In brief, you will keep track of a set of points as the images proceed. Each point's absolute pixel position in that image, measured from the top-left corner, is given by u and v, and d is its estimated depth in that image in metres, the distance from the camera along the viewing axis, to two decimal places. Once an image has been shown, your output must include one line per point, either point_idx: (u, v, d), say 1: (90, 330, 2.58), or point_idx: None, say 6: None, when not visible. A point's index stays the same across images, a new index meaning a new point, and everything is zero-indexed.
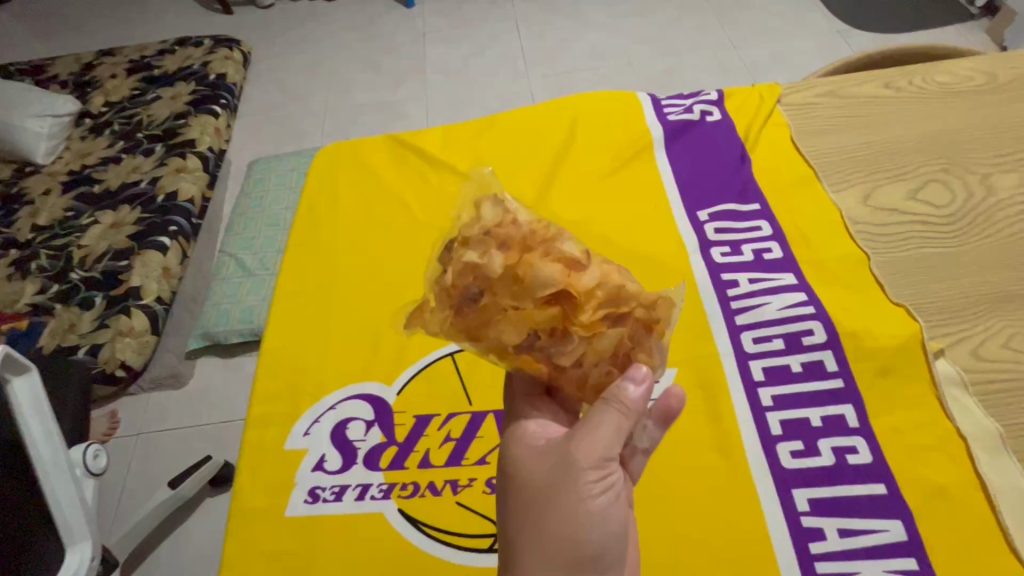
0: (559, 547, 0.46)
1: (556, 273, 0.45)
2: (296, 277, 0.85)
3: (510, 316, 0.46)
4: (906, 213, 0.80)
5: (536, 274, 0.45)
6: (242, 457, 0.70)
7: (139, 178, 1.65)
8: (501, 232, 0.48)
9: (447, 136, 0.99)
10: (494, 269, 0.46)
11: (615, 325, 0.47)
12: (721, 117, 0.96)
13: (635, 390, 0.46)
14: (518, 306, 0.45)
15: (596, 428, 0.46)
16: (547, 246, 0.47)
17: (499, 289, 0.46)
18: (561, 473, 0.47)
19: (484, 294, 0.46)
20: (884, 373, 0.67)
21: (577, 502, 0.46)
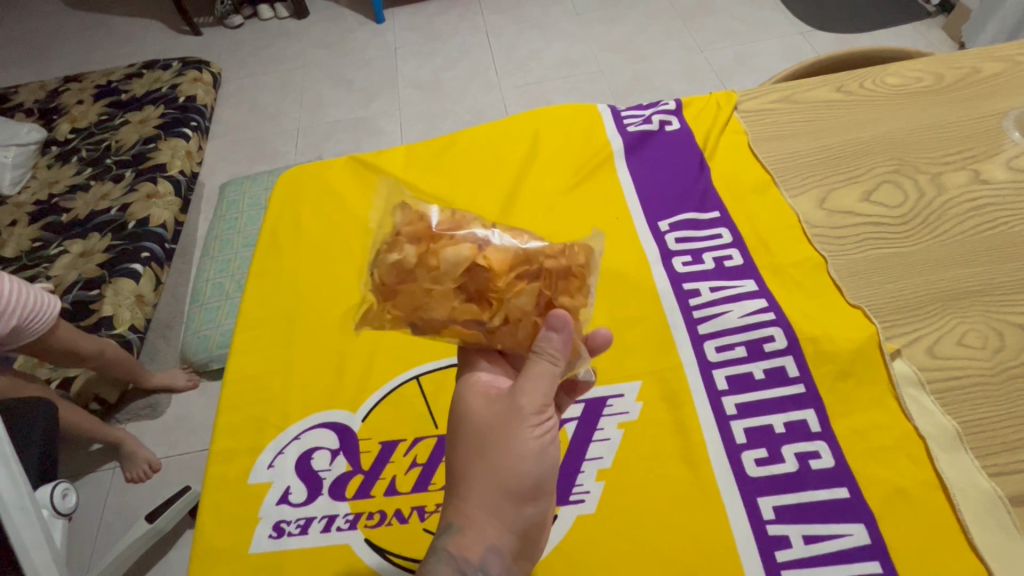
0: (505, 482, 0.50)
1: (462, 252, 0.51)
2: (258, 306, 0.84)
3: (435, 296, 0.51)
4: (860, 215, 0.82)
5: (445, 257, 0.50)
6: (205, 494, 0.68)
7: (108, 204, 1.62)
8: (413, 227, 0.54)
9: (408, 155, 0.99)
10: (410, 260, 0.52)
11: (530, 281, 0.52)
12: (680, 126, 0.97)
13: (558, 338, 0.50)
14: (440, 287, 0.51)
15: (535, 380, 0.51)
16: (456, 231, 0.53)
17: (422, 278, 0.51)
18: (504, 421, 0.51)
19: (411, 284, 0.51)
20: (843, 376, 0.68)
21: (520, 447, 0.51)
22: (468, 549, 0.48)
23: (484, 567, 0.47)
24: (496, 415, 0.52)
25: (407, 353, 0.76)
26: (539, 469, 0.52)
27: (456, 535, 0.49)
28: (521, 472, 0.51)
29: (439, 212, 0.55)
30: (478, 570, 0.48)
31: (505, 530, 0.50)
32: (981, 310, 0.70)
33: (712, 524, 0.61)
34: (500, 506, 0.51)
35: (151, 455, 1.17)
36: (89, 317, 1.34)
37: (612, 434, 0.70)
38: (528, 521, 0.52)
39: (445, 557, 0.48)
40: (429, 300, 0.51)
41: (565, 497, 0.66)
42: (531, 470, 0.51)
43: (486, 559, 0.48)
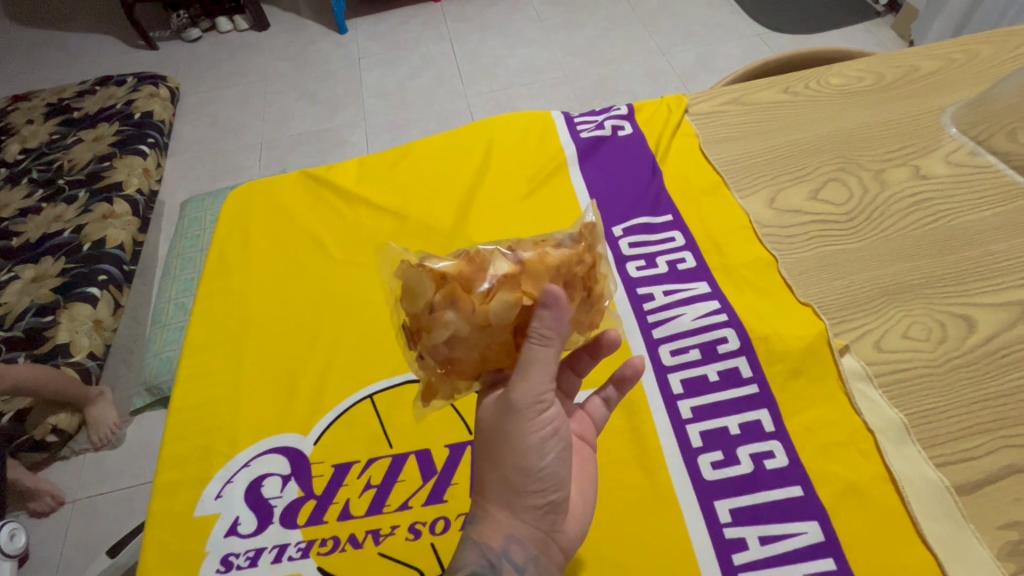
0: (512, 476, 0.49)
1: (508, 299, 0.49)
2: (206, 329, 0.81)
3: (497, 348, 0.51)
4: (809, 214, 0.83)
5: (496, 312, 0.48)
6: (149, 529, 0.65)
7: (61, 226, 1.55)
8: (443, 291, 0.49)
9: (362, 168, 0.98)
10: (462, 329, 0.49)
11: (570, 293, 0.53)
12: (632, 131, 0.98)
13: (551, 315, 0.46)
14: (499, 340, 0.50)
15: (527, 370, 0.47)
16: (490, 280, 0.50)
17: (481, 341, 0.50)
18: (502, 415, 0.49)
19: (472, 350, 0.50)
20: (795, 374, 0.68)
21: (519, 438, 0.48)
22: (488, 537, 0.49)
23: (505, 554, 0.48)
24: (498, 409, 0.50)
25: (361, 372, 0.74)
26: (545, 457, 0.49)
27: (476, 524, 0.51)
28: (525, 461, 0.48)
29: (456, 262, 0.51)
30: (501, 558, 0.49)
31: (523, 519, 0.49)
32: (924, 302, 0.72)
33: (669, 530, 0.61)
34: (516, 500, 0.49)
35: (55, 487, 1.14)
36: (42, 346, 1.28)
37: None
38: (546, 508, 0.50)
39: (469, 545, 0.50)
40: (491, 355, 0.51)
41: None
42: (536, 457, 0.48)
43: (506, 546, 0.49)
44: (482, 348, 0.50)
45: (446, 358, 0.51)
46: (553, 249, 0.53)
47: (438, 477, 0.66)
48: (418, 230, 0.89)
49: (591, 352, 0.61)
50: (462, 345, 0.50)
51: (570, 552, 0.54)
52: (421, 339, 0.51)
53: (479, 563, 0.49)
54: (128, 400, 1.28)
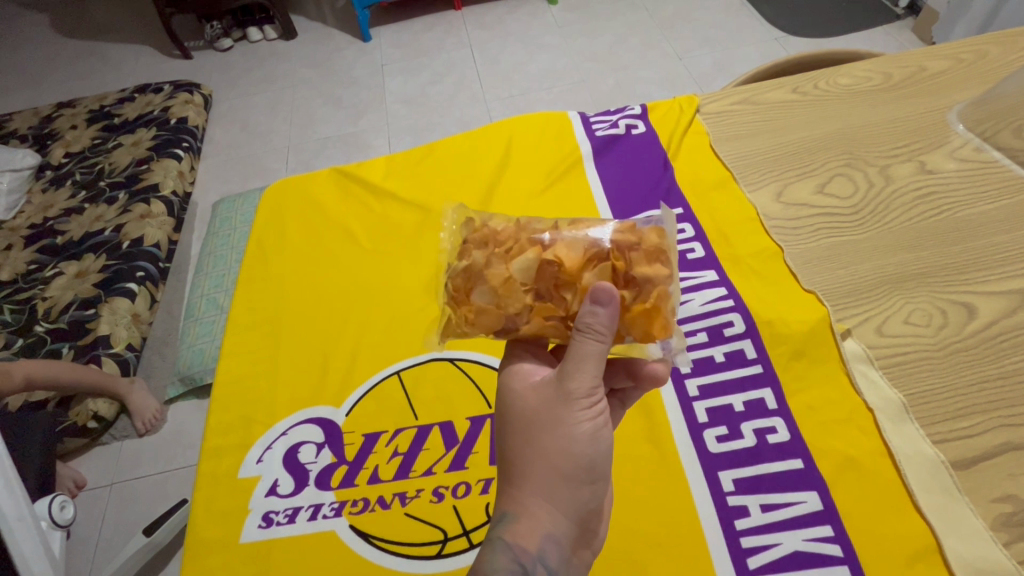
0: (559, 469, 0.47)
1: (531, 254, 0.50)
2: (247, 312, 0.88)
3: (510, 296, 0.50)
4: (815, 207, 0.87)
5: (514, 259, 0.50)
6: (196, 490, 0.72)
7: (102, 225, 1.66)
8: (479, 235, 0.54)
9: (389, 166, 1.04)
10: (481, 267, 0.51)
11: (600, 265, 0.49)
12: (645, 129, 1.02)
13: (604, 313, 0.45)
14: (511, 286, 0.50)
15: (578, 360, 0.46)
16: (521, 235, 0.53)
17: (491, 280, 0.50)
18: (553, 404, 0.47)
19: (485, 289, 0.50)
20: (798, 355, 0.72)
21: (573, 432, 0.47)
22: (524, 539, 0.45)
23: (543, 557, 0.45)
24: (544, 398, 0.48)
25: (389, 351, 0.80)
26: (594, 451, 0.48)
27: (509, 524, 0.46)
28: (575, 455, 0.47)
29: (501, 221, 0.55)
30: (536, 561, 0.46)
31: (563, 518, 0.47)
32: (925, 291, 0.75)
33: (676, 498, 0.65)
34: (558, 495, 0.47)
35: (77, 472, 1.21)
36: (85, 336, 1.38)
37: None
38: (584, 506, 0.49)
39: (500, 548, 0.46)
40: (502, 301, 0.50)
41: None
42: (585, 452, 0.47)
43: (544, 548, 0.46)
44: (495, 290, 0.50)
45: (458, 294, 0.52)
46: (598, 226, 0.52)
47: (460, 446, 0.71)
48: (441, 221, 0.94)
49: (629, 371, 0.56)
50: (475, 283, 0.51)
51: (590, 554, 0.54)
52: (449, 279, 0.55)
53: (510, 568, 0.45)
54: (164, 390, 1.36)
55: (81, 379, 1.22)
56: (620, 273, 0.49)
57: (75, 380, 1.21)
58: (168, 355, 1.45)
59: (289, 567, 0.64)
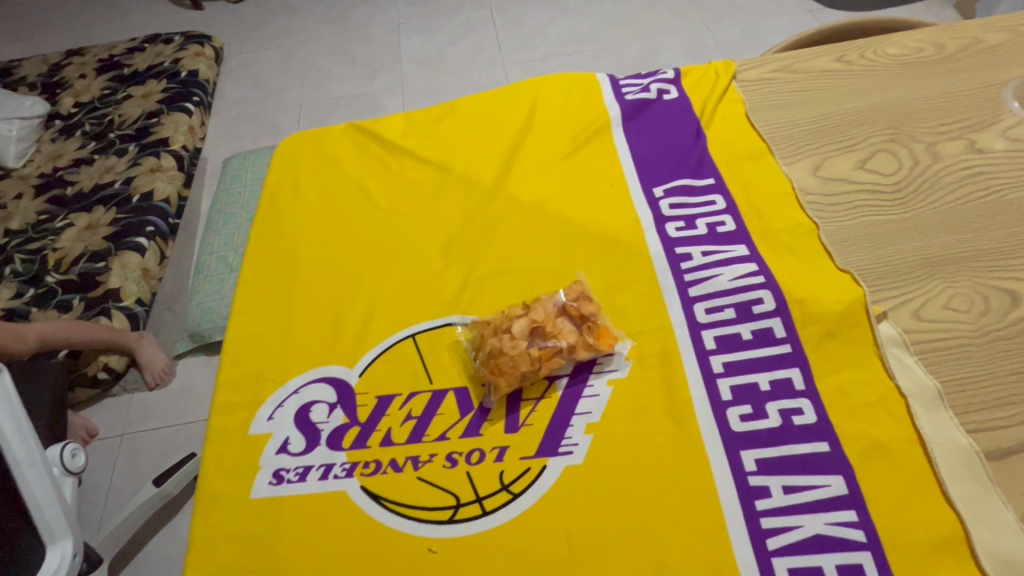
0: None
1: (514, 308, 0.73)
2: (259, 268, 0.86)
3: (508, 337, 0.70)
4: (854, 182, 0.83)
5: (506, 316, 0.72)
6: (208, 444, 0.71)
7: (112, 177, 1.63)
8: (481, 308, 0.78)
9: (408, 123, 1.01)
10: (485, 326, 0.72)
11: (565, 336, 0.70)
12: (677, 95, 0.97)
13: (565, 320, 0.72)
14: (506, 330, 0.70)
15: None
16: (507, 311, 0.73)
17: (495, 332, 0.71)
18: None
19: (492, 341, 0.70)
20: (829, 337, 0.69)
21: None
22: None
23: None
24: None
25: (403, 313, 0.78)
26: None
27: None
28: None
29: (489, 308, 0.77)
30: None
31: None
32: (968, 276, 0.71)
33: (696, 475, 0.62)
34: None
35: (88, 422, 1.22)
36: (96, 288, 1.37)
37: (602, 390, 0.69)
38: None
39: None
40: (504, 344, 0.69)
41: (554, 449, 0.66)
42: None
43: None
44: (499, 338, 0.70)
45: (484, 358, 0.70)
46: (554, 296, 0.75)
47: (475, 413, 0.69)
48: (460, 182, 0.91)
49: None
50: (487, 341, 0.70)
51: None
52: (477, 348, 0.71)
53: None
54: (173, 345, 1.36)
55: (96, 334, 1.22)
56: (576, 321, 0.71)
57: (92, 335, 1.21)
58: (178, 311, 1.44)
59: (300, 524, 0.64)
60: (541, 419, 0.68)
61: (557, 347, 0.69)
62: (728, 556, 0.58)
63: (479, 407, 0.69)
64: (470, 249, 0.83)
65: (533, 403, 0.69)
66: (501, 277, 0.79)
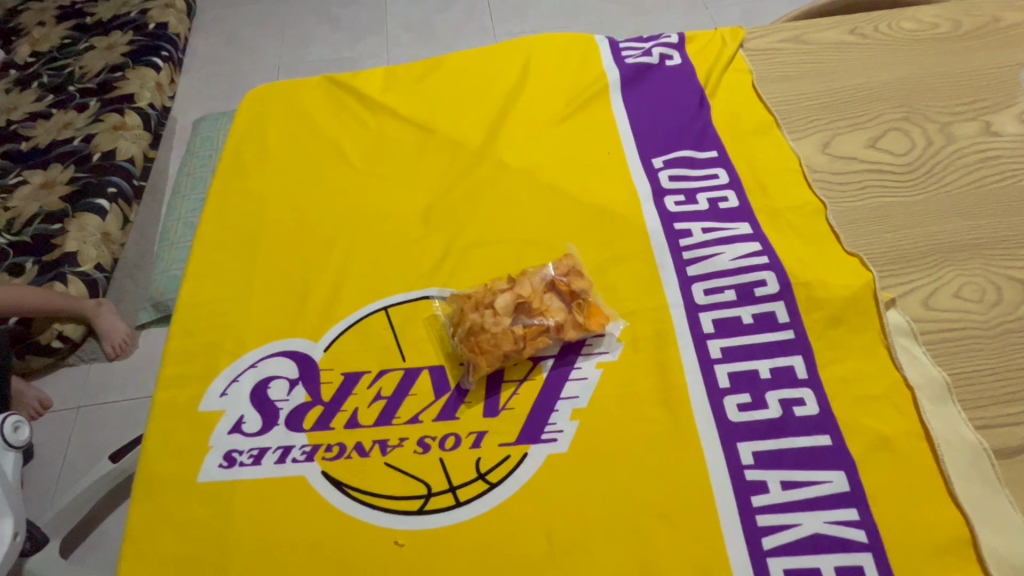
0: None
1: (499, 282, 0.67)
2: (217, 229, 0.78)
3: (490, 313, 0.63)
4: (864, 161, 0.78)
5: (489, 290, 0.65)
6: (151, 421, 0.63)
7: (71, 133, 1.50)
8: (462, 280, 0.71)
9: (388, 78, 0.92)
10: (466, 300, 0.66)
11: (553, 313, 0.64)
12: (681, 61, 0.90)
13: (553, 297, 0.66)
14: (489, 306, 0.64)
15: None
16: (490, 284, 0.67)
17: (476, 307, 0.64)
18: None
19: (473, 318, 0.63)
20: (835, 323, 0.64)
21: None
22: None
23: None
24: None
25: (375, 283, 0.71)
26: None
27: None
28: None
29: (471, 282, 0.70)
30: None
31: None
32: (980, 263, 0.68)
33: (690, 468, 0.57)
34: None
35: (42, 392, 1.13)
36: (52, 251, 1.26)
37: (590, 373, 0.63)
38: None
39: None
40: (486, 321, 0.63)
41: (536, 436, 0.60)
42: None
43: None
44: (481, 315, 0.64)
45: (463, 335, 0.63)
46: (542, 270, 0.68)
47: (451, 394, 0.63)
48: (444, 144, 0.83)
49: None
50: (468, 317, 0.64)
51: None
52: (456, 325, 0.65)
53: None
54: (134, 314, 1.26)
55: (48, 300, 1.12)
56: (566, 297, 0.65)
57: (44, 300, 1.11)
58: (141, 280, 1.33)
59: (252, 512, 0.58)
60: (523, 403, 0.62)
61: (543, 325, 0.63)
62: (721, 556, 0.54)
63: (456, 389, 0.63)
64: (451, 217, 0.76)
65: (515, 385, 0.63)
66: (485, 248, 0.73)
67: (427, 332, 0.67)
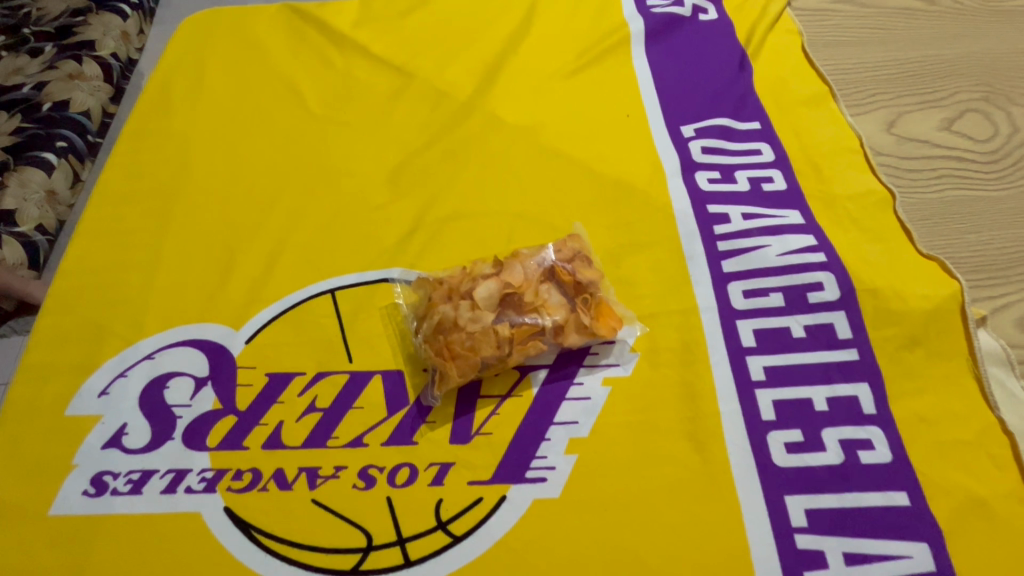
0: None
1: (482, 265, 0.51)
2: (128, 179, 0.61)
3: (467, 307, 0.48)
4: (937, 146, 0.63)
5: (469, 276, 0.49)
6: (2, 426, 0.47)
7: (19, 81, 0.79)
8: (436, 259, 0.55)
9: (363, 11, 0.74)
10: (436, 286, 0.50)
11: (551, 312, 0.48)
12: (717, 16, 0.75)
13: (552, 289, 0.50)
14: (466, 296, 0.48)
15: None
16: (471, 268, 0.51)
17: (448, 297, 0.49)
18: None
19: (444, 311, 0.48)
20: (911, 344, 0.49)
21: None
22: None
23: None
24: None
25: (323, 259, 0.55)
26: None
27: None
28: None
29: (447, 266, 0.54)
30: None
31: None
32: None
33: (722, 529, 0.43)
34: None
35: None
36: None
37: (594, 393, 0.48)
38: None
39: None
40: (460, 318, 0.47)
41: (518, 472, 0.45)
42: None
43: None
44: (454, 308, 0.48)
45: (432, 334, 0.48)
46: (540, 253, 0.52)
47: (409, 411, 0.47)
48: (425, 93, 0.67)
49: None
50: (437, 311, 0.48)
51: None
52: (423, 320, 0.49)
53: None
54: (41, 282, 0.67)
55: None
56: (569, 292, 0.49)
57: None
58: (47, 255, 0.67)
59: (124, 560, 0.42)
60: (504, 428, 0.47)
61: (537, 326, 0.47)
62: None
63: (416, 404, 0.48)
64: (428, 183, 0.60)
65: (495, 403, 0.48)
66: (468, 222, 0.57)
67: (383, 327, 0.51)
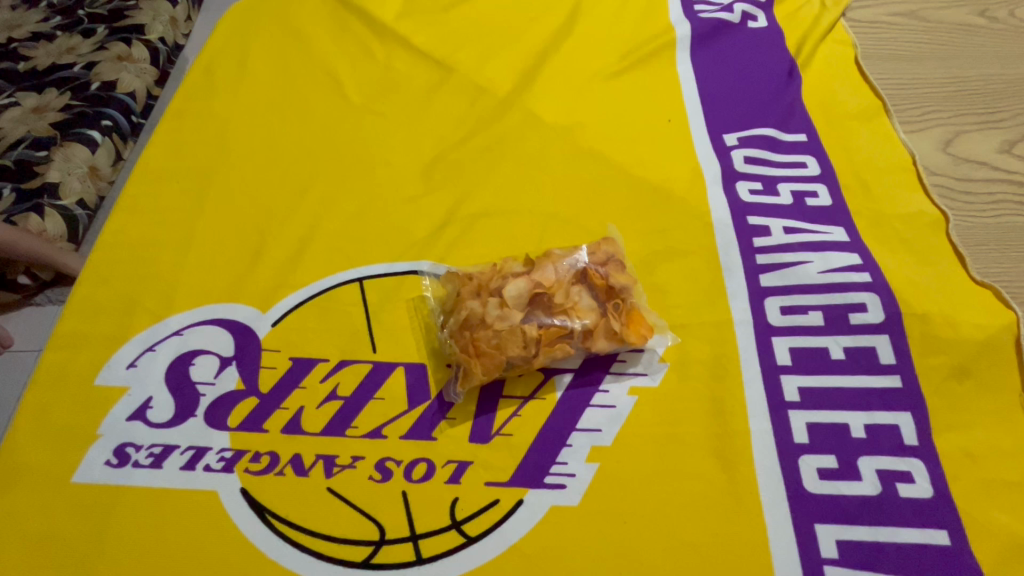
0: None
1: (513, 264, 0.50)
2: (168, 157, 0.61)
3: (496, 305, 0.47)
4: (996, 169, 0.60)
5: (499, 274, 0.49)
6: (31, 391, 0.48)
7: (71, 60, 0.81)
8: (465, 254, 0.54)
9: (406, 3, 0.74)
10: (465, 282, 0.49)
11: (581, 316, 0.47)
12: (767, 24, 0.72)
13: (583, 292, 0.48)
14: (495, 294, 0.48)
15: None
16: (501, 266, 0.50)
17: (477, 293, 0.48)
18: None
19: (472, 307, 0.47)
20: (959, 375, 0.47)
21: None
22: None
23: None
24: None
25: (353, 248, 0.54)
26: None
27: None
28: None
29: (476, 262, 0.53)
30: None
31: None
32: None
33: (745, 554, 0.41)
34: None
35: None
36: (28, 180, 0.69)
37: (620, 401, 0.47)
38: None
39: None
40: (488, 315, 0.47)
41: (537, 477, 0.44)
42: None
43: None
44: (482, 306, 0.47)
45: (458, 331, 0.47)
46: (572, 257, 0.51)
47: (430, 405, 0.47)
48: (464, 88, 0.66)
49: None
50: (464, 306, 0.48)
51: None
52: (451, 315, 0.48)
53: None
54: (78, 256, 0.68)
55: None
56: (599, 296, 0.48)
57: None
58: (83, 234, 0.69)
59: (140, 533, 0.42)
60: (525, 430, 0.46)
61: (566, 329, 0.46)
62: None
63: (438, 401, 0.47)
64: (461, 178, 0.59)
65: (517, 405, 0.47)
66: (500, 219, 0.56)
67: (409, 319, 0.50)
